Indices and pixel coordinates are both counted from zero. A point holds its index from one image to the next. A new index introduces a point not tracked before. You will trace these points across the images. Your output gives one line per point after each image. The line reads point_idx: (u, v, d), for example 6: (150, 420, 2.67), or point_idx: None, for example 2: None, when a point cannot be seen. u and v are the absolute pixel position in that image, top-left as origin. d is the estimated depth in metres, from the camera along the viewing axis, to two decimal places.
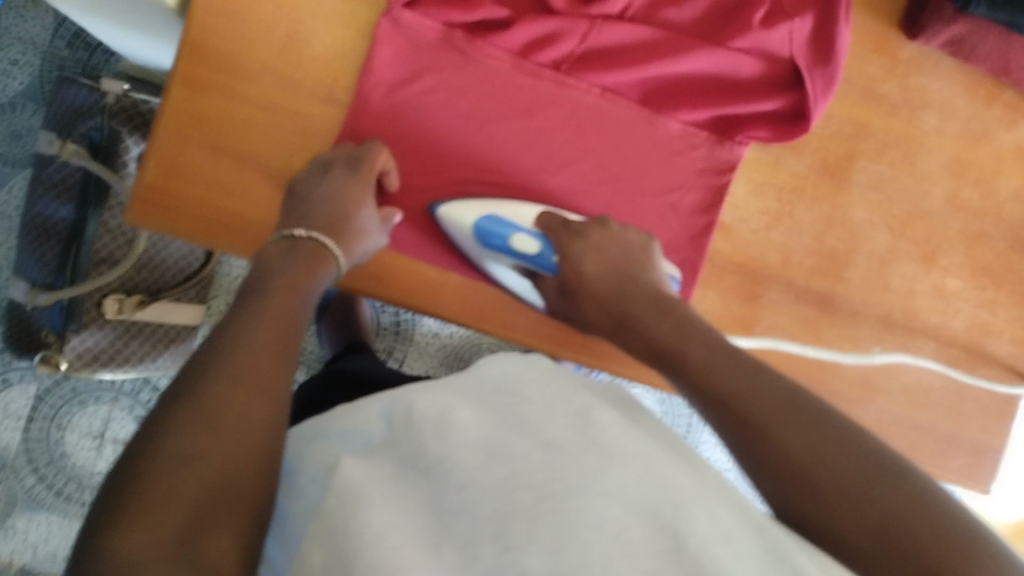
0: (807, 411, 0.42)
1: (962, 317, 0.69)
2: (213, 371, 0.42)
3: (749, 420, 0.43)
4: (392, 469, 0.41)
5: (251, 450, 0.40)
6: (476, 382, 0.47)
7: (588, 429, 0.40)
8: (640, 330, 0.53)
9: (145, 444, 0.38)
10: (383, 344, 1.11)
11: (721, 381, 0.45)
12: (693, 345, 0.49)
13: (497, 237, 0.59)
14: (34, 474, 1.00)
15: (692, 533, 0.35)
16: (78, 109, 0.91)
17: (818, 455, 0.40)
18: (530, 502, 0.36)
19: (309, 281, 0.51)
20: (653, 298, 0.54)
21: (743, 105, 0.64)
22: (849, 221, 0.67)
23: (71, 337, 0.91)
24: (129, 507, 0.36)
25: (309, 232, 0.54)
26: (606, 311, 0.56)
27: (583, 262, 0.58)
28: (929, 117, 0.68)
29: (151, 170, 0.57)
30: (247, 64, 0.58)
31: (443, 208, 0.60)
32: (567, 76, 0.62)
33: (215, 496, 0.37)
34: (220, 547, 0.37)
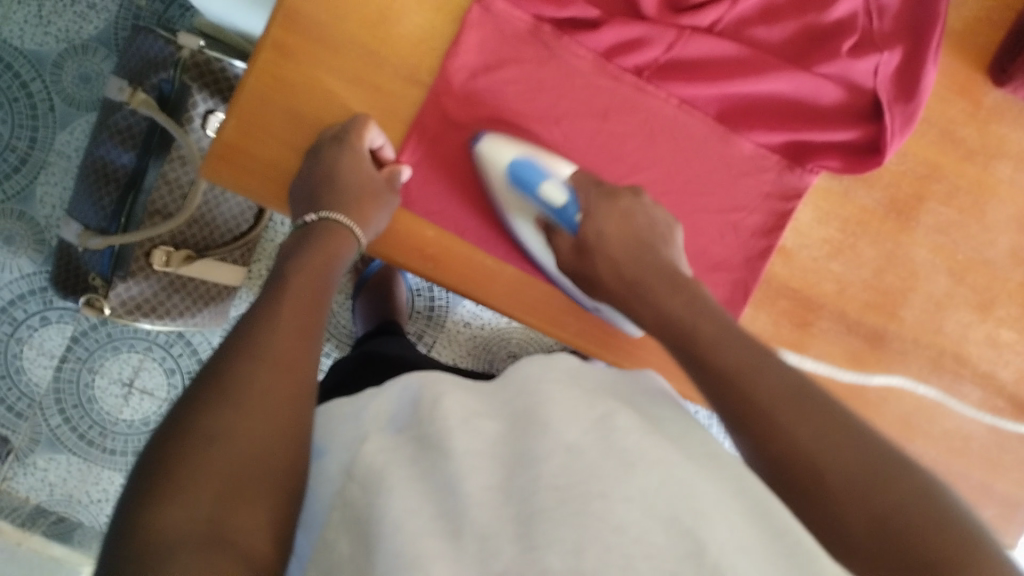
0: (816, 400, 0.43)
1: (1012, 368, 0.69)
2: (237, 354, 0.42)
3: (755, 400, 0.43)
4: (410, 454, 0.41)
5: (280, 430, 0.39)
6: (500, 385, 0.47)
7: (609, 434, 0.39)
8: (653, 302, 0.54)
9: (176, 427, 0.38)
10: (416, 325, 1.12)
11: (730, 360, 0.46)
12: (709, 329, 0.49)
13: (526, 177, 0.58)
14: (60, 414, 1.02)
15: (713, 539, 0.34)
16: (152, 59, 0.93)
17: (830, 447, 0.40)
18: (554, 503, 0.35)
19: (331, 261, 0.53)
20: (668, 275, 0.55)
21: (817, 134, 0.64)
22: (910, 260, 0.67)
23: (117, 284, 0.93)
24: (161, 482, 0.35)
25: (319, 215, 0.56)
26: (619, 275, 0.57)
27: (606, 223, 0.58)
28: (1004, 167, 0.67)
29: (229, 129, 0.59)
30: (336, 35, 0.59)
31: (484, 139, 0.59)
32: (647, 83, 0.62)
33: (248, 473, 0.37)
34: (249, 523, 0.36)
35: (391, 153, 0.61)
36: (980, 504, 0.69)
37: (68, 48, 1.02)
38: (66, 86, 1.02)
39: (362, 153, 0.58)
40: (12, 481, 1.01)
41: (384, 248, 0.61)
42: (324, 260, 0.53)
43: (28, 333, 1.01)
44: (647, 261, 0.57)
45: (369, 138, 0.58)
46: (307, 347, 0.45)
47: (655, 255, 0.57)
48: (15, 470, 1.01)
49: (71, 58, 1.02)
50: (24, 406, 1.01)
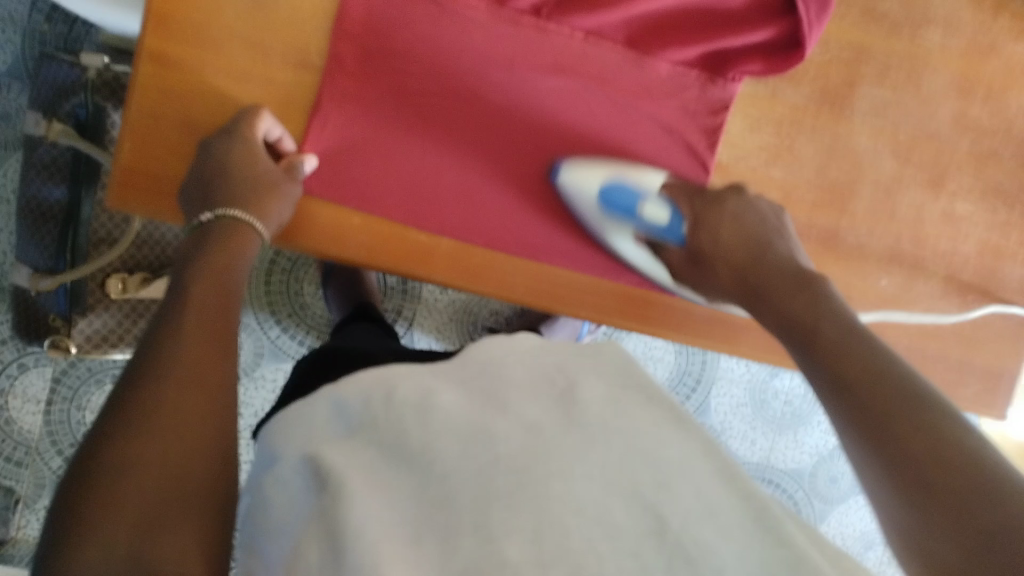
0: (923, 393, 0.41)
1: (974, 240, 0.67)
2: (140, 383, 0.40)
3: (859, 385, 0.43)
4: (372, 455, 0.39)
5: (199, 449, 0.38)
6: (458, 366, 0.46)
7: (571, 410, 0.40)
8: (776, 305, 0.53)
9: (85, 463, 0.36)
10: (392, 302, 1.10)
11: (844, 362, 0.45)
12: (833, 327, 0.48)
13: (623, 205, 0.60)
14: (60, 456, 1.01)
15: (674, 513, 0.36)
16: (61, 86, 0.87)
17: (926, 431, 0.39)
18: (512, 488, 0.36)
19: (233, 258, 0.51)
20: (792, 273, 0.54)
21: (732, 40, 0.61)
22: (852, 151, 0.65)
23: (77, 320, 0.92)
24: (74, 526, 0.34)
25: (215, 213, 0.53)
26: (742, 279, 0.57)
27: (719, 228, 0.58)
28: (933, 35, 0.65)
29: (126, 152, 0.56)
30: (212, 32, 0.56)
31: (565, 171, 0.61)
32: (547, 22, 0.60)
33: (168, 496, 0.36)
34: (177, 546, 0.34)
35: (291, 144, 0.58)
36: (963, 382, 0.68)
37: None
38: None
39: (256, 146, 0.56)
40: (27, 529, 1.01)
41: (314, 242, 0.59)
42: (226, 262, 0.50)
43: (8, 383, 0.99)
44: (766, 258, 0.56)
45: (263, 127, 0.56)
46: (222, 359, 0.43)
47: (773, 251, 0.57)
48: (28, 517, 1.01)
49: None
50: (21, 454, 1.00)
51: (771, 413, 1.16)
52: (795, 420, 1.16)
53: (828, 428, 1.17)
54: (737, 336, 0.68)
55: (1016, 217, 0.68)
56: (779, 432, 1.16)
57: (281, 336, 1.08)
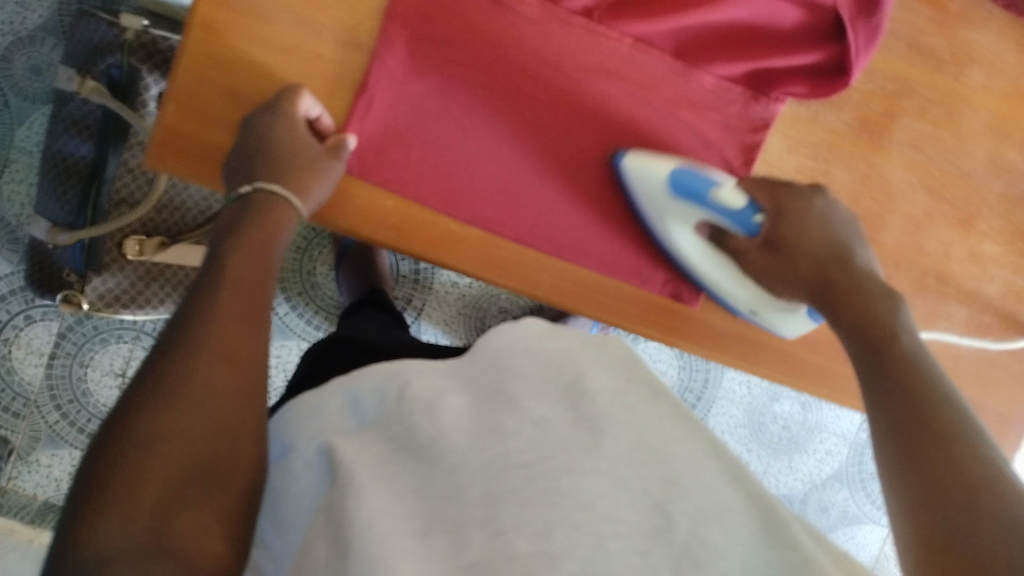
0: (952, 402, 0.47)
1: (997, 282, 0.68)
2: (173, 355, 0.40)
3: (905, 388, 0.49)
4: (379, 449, 0.40)
5: (226, 427, 0.38)
6: (467, 365, 0.46)
7: (578, 405, 0.40)
8: (863, 312, 0.55)
9: (108, 436, 0.37)
10: (402, 291, 1.10)
11: (905, 384, 0.49)
12: (899, 365, 0.51)
13: (698, 187, 0.57)
14: (57, 410, 1.01)
15: (683, 512, 0.35)
16: (98, 44, 0.87)
17: (945, 432, 0.44)
18: (522, 482, 0.36)
19: (274, 237, 0.51)
20: (873, 286, 0.56)
21: (780, 60, 0.61)
22: (885, 181, 0.65)
23: (91, 277, 0.92)
24: (102, 497, 0.35)
25: (254, 185, 0.54)
26: (820, 275, 0.58)
27: (807, 223, 0.58)
28: (976, 74, 0.65)
29: (168, 115, 0.57)
30: (264, 3, 0.57)
31: (631, 159, 0.60)
32: (598, 24, 0.60)
33: (190, 475, 0.36)
34: (196, 528, 0.35)
35: (330, 123, 0.58)
36: None
37: (14, 40, 0.98)
38: (17, 79, 0.99)
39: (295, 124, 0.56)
40: (18, 480, 1.00)
41: (349, 221, 0.60)
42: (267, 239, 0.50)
43: (14, 334, 1.00)
44: (849, 265, 0.58)
45: (304, 107, 0.57)
46: (252, 337, 0.43)
47: (855, 258, 0.58)
48: (20, 469, 1.00)
49: (19, 50, 0.99)
50: (19, 405, 1.00)
51: (768, 438, 1.16)
52: (791, 447, 1.16)
53: (823, 457, 1.17)
54: (754, 353, 0.69)
55: None
56: (774, 456, 1.16)
57: (290, 314, 1.08)
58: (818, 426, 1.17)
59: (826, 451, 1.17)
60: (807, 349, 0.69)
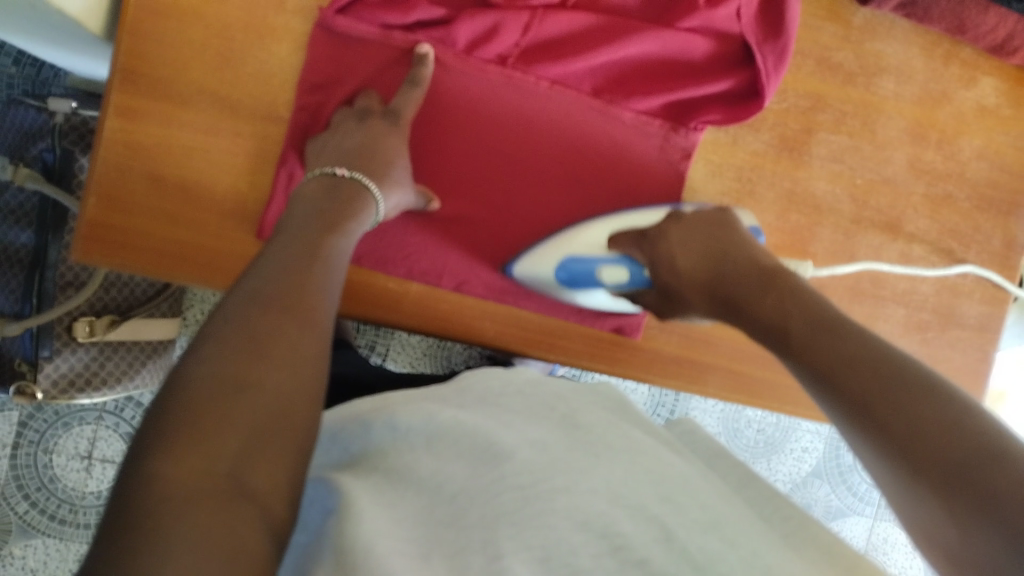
0: (918, 379, 0.40)
1: (932, 280, 0.69)
2: (264, 312, 0.40)
3: (859, 402, 0.41)
4: (377, 479, 0.42)
5: (304, 388, 0.39)
6: (457, 394, 0.51)
7: (574, 432, 0.44)
8: (753, 314, 0.52)
9: (190, 373, 0.36)
10: (365, 338, 1.09)
11: (832, 357, 0.44)
12: (834, 355, 0.44)
13: (578, 275, 0.61)
14: (26, 500, 0.99)
15: (681, 526, 0.37)
16: (28, 131, 0.86)
17: (915, 414, 0.38)
18: (517, 504, 0.38)
19: (348, 218, 0.52)
20: (762, 278, 0.53)
21: (694, 90, 0.63)
22: (811, 195, 0.66)
23: (44, 365, 0.88)
24: (184, 431, 0.34)
25: (351, 172, 0.55)
26: (713, 297, 0.55)
27: (676, 256, 0.57)
28: (887, 82, 0.66)
29: (93, 207, 0.57)
30: (180, 89, 0.58)
31: (516, 268, 0.63)
32: (513, 71, 0.62)
33: (272, 424, 0.36)
34: (269, 476, 0.35)
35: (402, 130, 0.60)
36: None
37: None
38: None
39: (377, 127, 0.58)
40: None
41: None
42: (336, 216, 0.52)
43: None
44: (728, 268, 0.55)
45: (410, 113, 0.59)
46: (327, 306, 0.44)
47: (737, 258, 0.55)
48: None
49: None
50: None
51: (744, 443, 1.17)
52: (768, 449, 1.17)
53: (801, 455, 1.18)
54: (703, 376, 0.69)
55: (973, 257, 0.69)
56: (752, 461, 1.16)
57: None
58: (792, 426, 1.17)
59: (803, 450, 1.18)
60: (758, 367, 0.70)
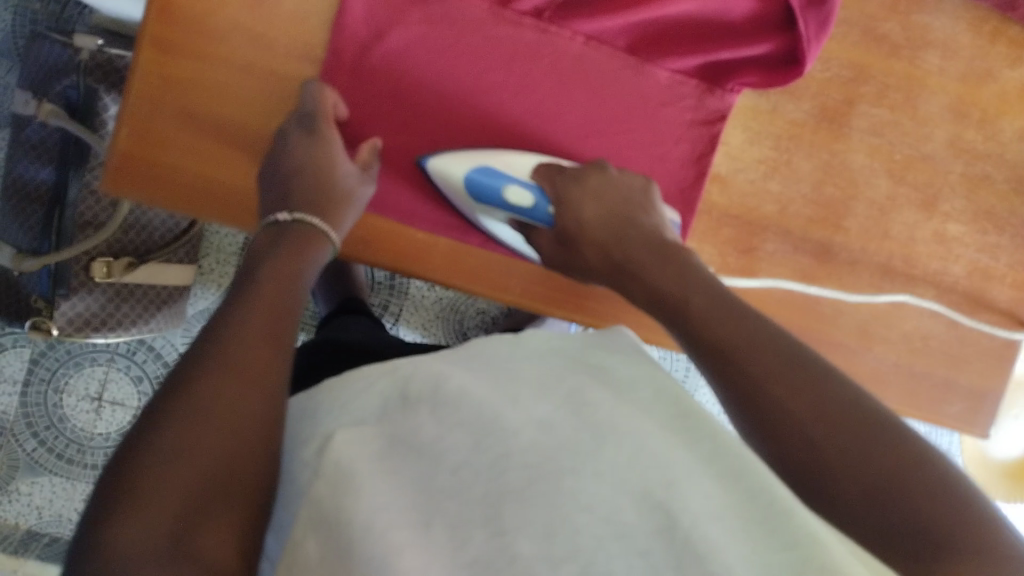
0: (810, 371, 0.40)
1: (963, 262, 0.68)
2: (202, 368, 0.41)
3: (771, 398, 0.39)
4: (381, 445, 0.41)
5: (246, 445, 0.40)
6: (469, 356, 0.49)
7: (579, 411, 0.40)
8: (641, 277, 0.51)
9: (137, 441, 0.38)
10: (378, 297, 1.08)
11: (730, 336, 0.42)
12: (724, 330, 0.43)
13: (484, 189, 0.57)
14: (34, 437, 0.99)
15: (685, 510, 0.34)
16: (54, 66, 0.84)
17: (820, 414, 0.38)
18: (523, 482, 0.37)
19: (304, 256, 0.51)
20: (657, 245, 0.53)
21: (732, 51, 0.62)
22: (847, 168, 0.65)
23: (60, 302, 0.88)
24: (127, 501, 0.36)
25: (292, 215, 0.53)
26: (607, 256, 0.55)
27: (583, 210, 0.56)
28: (932, 57, 0.65)
29: (122, 140, 0.57)
30: (217, 24, 0.57)
31: (432, 161, 0.59)
32: (549, 24, 0.61)
33: (214, 484, 0.38)
34: (213, 536, 0.37)
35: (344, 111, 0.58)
36: (946, 403, 0.69)
37: None
38: None
39: (334, 134, 0.57)
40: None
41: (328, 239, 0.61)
42: (294, 264, 0.50)
43: None
44: (630, 234, 0.55)
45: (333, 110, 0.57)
46: (278, 354, 0.44)
47: (639, 226, 0.55)
48: None
49: None
50: None
51: None
52: None
53: None
54: None
55: (1006, 241, 0.68)
56: None
57: None
58: None
59: None
60: None
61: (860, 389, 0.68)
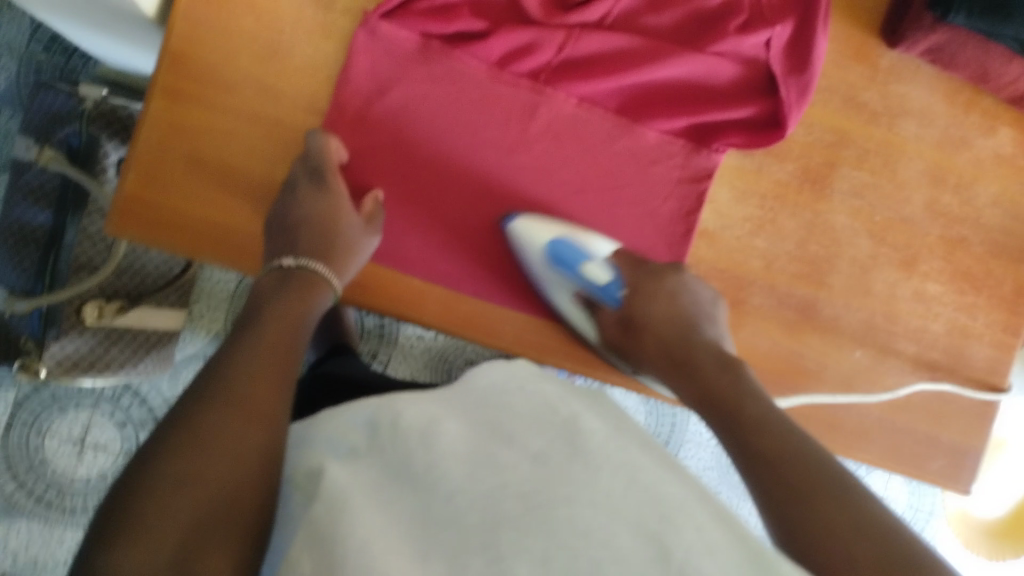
0: (842, 485, 0.45)
1: (942, 321, 0.70)
2: (210, 405, 0.43)
3: (796, 490, 0.45)
4: (372, 473, 0.42)
5: (249, 473, 0.41)
6: (458, 394, 0.49)
7: (573, 440, 0.43)
8: (698, 379, 0.56)
9: (143, 468, 0.40)
10: (368, 345, 1.09)
11: (773, 442, 0.48)
12: (772, 436, 0.49)
13: (569, 258, 0.62)
14: (13, 481, 0.98)
15: (679, 544, 0.37)
16: (57, 114, 0.86)
17: (852, 524, 0.42)
18: (520, 510, 0.38)
19: (307, 307, 0.53)
20: (715, 354, 0.57)
21: (718, 114, 0.65)
22: (830, 228, 0.68)
23: (50, 344, 0.86)
24: (131, 524, 0.37)
25: (297, 261, 0.56)
26: (664, 352, 0.60)
27: (651, 302, 0.61)
28: (909, 124, 0.69)
29: (130, 182, 0.58)
30: (228, 76, 0.59)
31: (518, 220, 0.62)
32: (545, 86, 0.63)
33: (216, 509, 0.39)
34: (215, 561, 0.37)
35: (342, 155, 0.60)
36: (926, 458, 0.70)
37: None
38: None
39: (342, 187, 0.59)
40: None
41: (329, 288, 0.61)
42: (298, 309, 0.53)
43: None
44: (691, 337, 0.60)
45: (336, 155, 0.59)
46: (283, 394, 0.46)
47: (700, 333, 0.60)
48: None
49: None
50: None
51: (737, 482, 1.16)
52: None
53: None
54: None
55: (983, 300, 0.71)
56: (742, 498, 1.16)
57: None
58: None
59: None
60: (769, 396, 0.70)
61: (845, 443, 0.68)
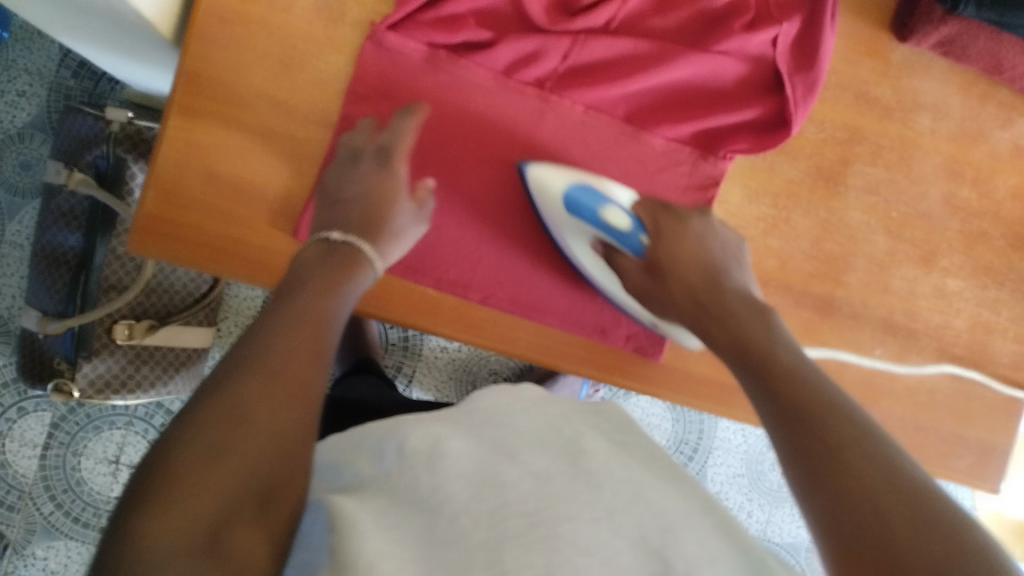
0: (869, 432, 0.43)
1: (965, 316, 0.69)
2: (247, 373, 0.42)
3: (827, 440, 0.42)
4: (382, 501, 0.42)
5: (285, 450, 0.40)
6: (466, 411, 0.50)
7: (576, 459, 0.44)
8: (738, 340, 0.52)
9: (178, 434, 0.39)
10: (392, 358, 1.10)
11: (800, 395, 0.46)
12: (795, 385, 0.47)
13: (588, 206, 0.58)
14: (51, 501, 0.98)
15: (680, 557, 0.39)
16: (84, 137, 0.87)
17: (866, 469, 0.40)
18: (523, 528, 0.39)
19: (343, 281, 0.52)
20: (750, 304, 0.55)
21: (723, 118, 0.65)
22: (846, 225, 0.68)
23: (82, 364, 0.90)
24: (161, 494, 0.36)
25: (345, 236, 0.56)
26: (694, 300, 0.57)
27: (680, 247, 0.58)
28: (924, 118, 0.68)
29: (150, 201, 0.59)
30: (242, 92, 0.61)
31: (535, 170, 0.61)
32: (551, 94, 0.64)
33: (252, 482, 0.38)
34: (247, 539, 0.37)
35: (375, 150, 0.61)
36: (952, 456, 0.69)
37: (3, 138, 0.97)
38: (8, 175, 0.97)
39: (402, 170, 0.59)
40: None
41: None
42: (337, 283, 0.52)
43: (7, 427, 0.98)
44: (721, 284, 0.57)
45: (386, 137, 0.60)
46: (321, 370, 0.45)
47: (729, 279, 0.58)
48: (16, 564, 0.98)
49: (8, 147, 0.97)
50: (14, 498, 0.97)
51: (769, 486, 1.15)
52: None
53: None
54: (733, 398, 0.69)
55: (1006, 295, 0.70)
56: (774, 504, 1.15)
57: None
58: None
59: None
60: None
61: None
